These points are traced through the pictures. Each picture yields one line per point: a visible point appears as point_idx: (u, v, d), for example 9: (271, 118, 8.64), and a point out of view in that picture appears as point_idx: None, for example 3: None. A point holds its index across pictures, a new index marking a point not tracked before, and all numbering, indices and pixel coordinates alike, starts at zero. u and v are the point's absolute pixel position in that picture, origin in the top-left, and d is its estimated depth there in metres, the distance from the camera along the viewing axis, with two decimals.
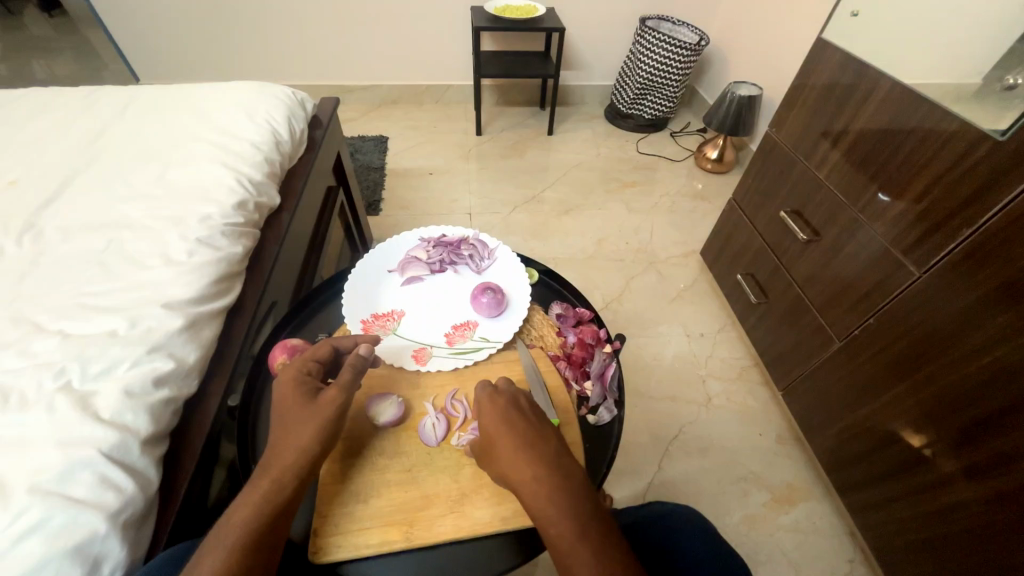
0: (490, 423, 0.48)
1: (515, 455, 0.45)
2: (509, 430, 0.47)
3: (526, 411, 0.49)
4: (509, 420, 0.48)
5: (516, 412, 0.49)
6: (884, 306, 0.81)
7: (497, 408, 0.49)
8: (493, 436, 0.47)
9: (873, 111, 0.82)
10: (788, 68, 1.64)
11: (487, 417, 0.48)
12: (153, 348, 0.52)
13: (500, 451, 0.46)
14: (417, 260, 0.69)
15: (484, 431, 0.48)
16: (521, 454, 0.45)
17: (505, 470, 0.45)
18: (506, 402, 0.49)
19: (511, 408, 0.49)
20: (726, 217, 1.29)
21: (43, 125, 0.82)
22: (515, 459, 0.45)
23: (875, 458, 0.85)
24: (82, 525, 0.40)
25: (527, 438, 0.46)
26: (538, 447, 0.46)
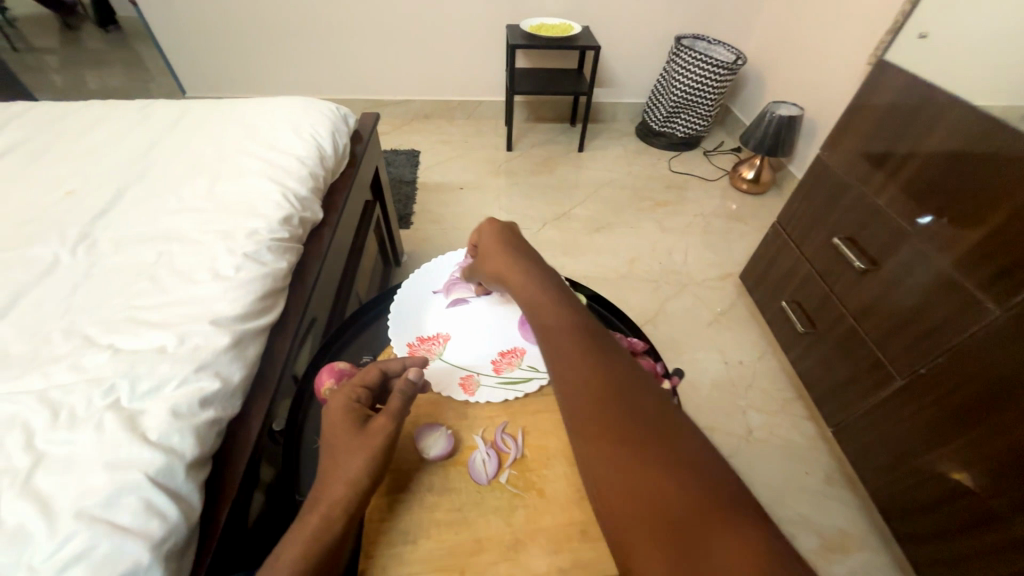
0: (491, 253, 0.61)
1: (505, 257, 0.60)
2: (502, 241, 0.62)
3: (514, 234, 0.64)
4: (500, 238, 0.62)
5: (505, 234, 0.63)
6: (954, 344, 0.75)
7: (495, 230, 0.64)
8: (486, 248, 0.63)
9: (942, 137, 0.78)
10: (832, 88, 1.58)
11: (484, 237, 0.64)
12: (200, 366, 0.51)
13: (490, 257, 0.62)
14: (464, 283, 0.68)
15: (484, 244, 0.63)
16: (508, 261, 0.59)
17: (496, 264, 0.60)
18: (495, 224, 0.64)
19: (505, 230, 0.64)
20: (769, 241, 1.24)
21: (100, 136, 0.85)
22: (502, 259, 0.60)
23: (944, 510, 0.78)
24: (125, 555, 0.38)
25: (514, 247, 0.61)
26: (531, 266, 0.58)
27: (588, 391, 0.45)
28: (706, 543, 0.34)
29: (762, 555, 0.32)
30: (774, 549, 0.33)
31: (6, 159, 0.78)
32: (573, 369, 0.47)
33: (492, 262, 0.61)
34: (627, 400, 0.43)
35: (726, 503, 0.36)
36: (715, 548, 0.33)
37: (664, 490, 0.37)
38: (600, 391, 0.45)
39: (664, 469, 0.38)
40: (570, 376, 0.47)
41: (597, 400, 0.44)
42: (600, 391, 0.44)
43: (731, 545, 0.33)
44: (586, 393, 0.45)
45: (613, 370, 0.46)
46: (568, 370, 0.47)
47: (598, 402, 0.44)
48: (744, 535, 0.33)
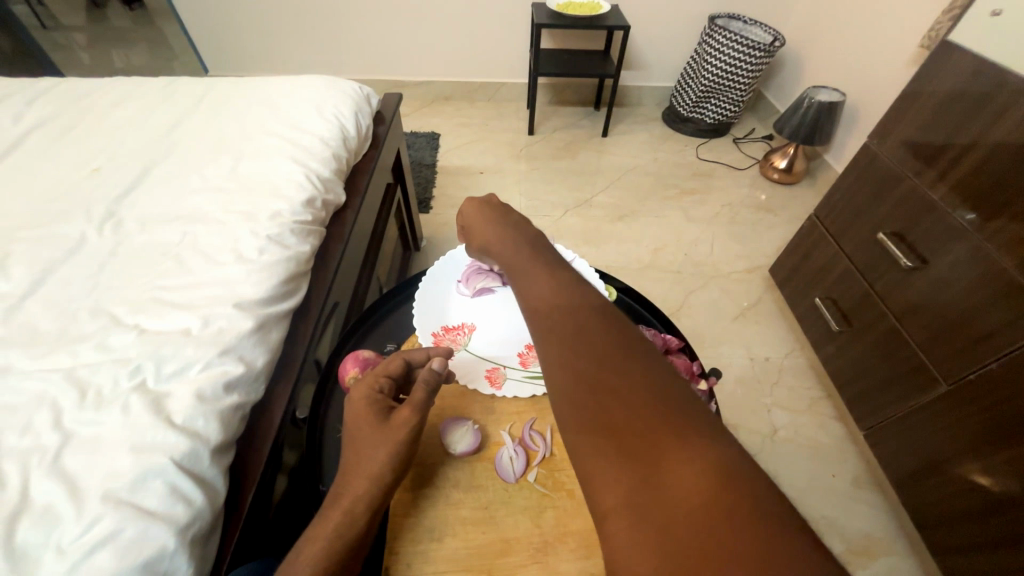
0: (472, 219, 0.61)
1: (485, 224, 0.60)
2: (481, 208, 0.62)
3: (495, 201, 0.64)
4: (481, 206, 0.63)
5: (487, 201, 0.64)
6: (1012, 352, 0.70)
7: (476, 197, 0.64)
8: (469, 216, 0.63)
9: (1013, 127, 0.71)
10: (879, 72, 1.48)
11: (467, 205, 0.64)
12: (224, 350, 0.50)
13: (472, 226, 0.62)
14: (490, 270, 0.65)
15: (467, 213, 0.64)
16: (488, 229, 0.60)
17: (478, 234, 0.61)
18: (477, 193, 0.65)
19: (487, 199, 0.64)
20: (804, 233, 1.18)
21: (125, 113, 0.84)
22: (481, 227, 0.60)
23: (984, 523, 0.75)
24: (151, 539, 0.38)
25: (493, 214, 0.61)
26: (509, 230, 0.58)
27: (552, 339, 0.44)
28: (664, 470, 0.33)
29: (716, 472, 0.32)
30: (729, 467, 0.32)
31: (34, 135, 0.77)
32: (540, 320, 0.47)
33: (474, 229, 0.62)
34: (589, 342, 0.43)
35: (683, 428, 0.35)
36: (671, 472, 0.33)
37: (623, 423, 0.36)
38: (563, 338, 0.44)
39: (626, 404, 0.37)
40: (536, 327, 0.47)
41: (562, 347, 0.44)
42: (562, 338, 0.44)
43: (687, 468, 0.32)
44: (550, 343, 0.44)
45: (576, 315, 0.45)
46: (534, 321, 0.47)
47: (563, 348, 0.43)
48: (701, 456, 0.33)
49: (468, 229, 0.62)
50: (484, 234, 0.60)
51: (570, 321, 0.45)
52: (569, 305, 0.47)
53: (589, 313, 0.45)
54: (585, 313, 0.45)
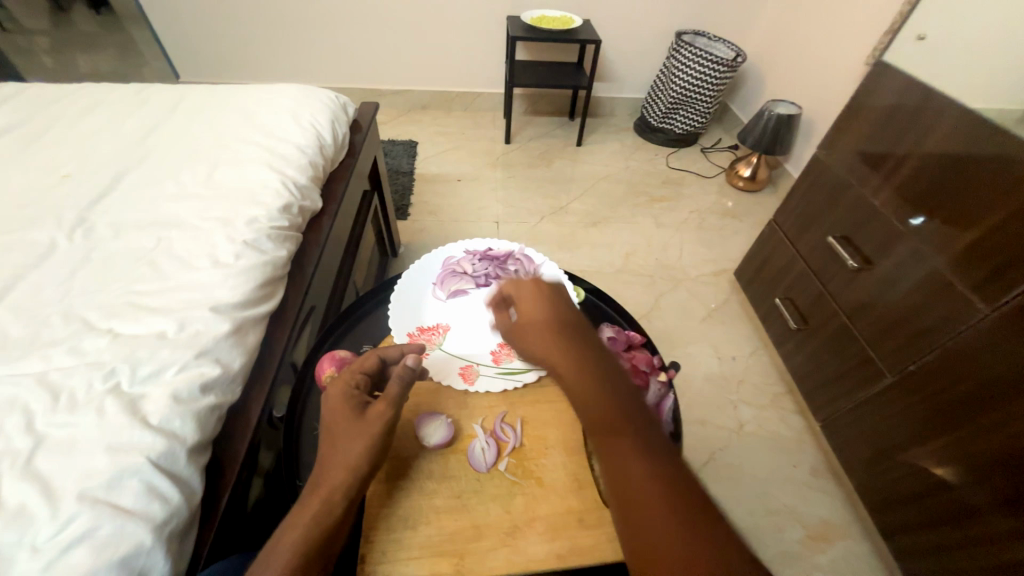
0: (538, 331, 0.50)
1: (552, 343, 0.48)
2: (550, 315, 0.50)
3: (562, 305, 0.51)
4: (547, 312, 0.51)
5: (556, 304, 0.51)
6: (945, 343, 0.77)
7: (539, 293, 0.52)
8: (531, 321, 0.51)
9: (940, 139, 0.79)
10: (832, 87, 1.58)
11: (529, 300, 0.52)
12: (200, 353, 0.51)
13: (534, 334, 0.50)
14: (464, 273, 0.69)
15: (527, 314, 0.51)
16: (558, 348, 0.48)
17: (541, 347, 0.49)
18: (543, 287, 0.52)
19: (554, 299, 0.52)
20: (765, 238, 1.25)
21: (96, 120, 0.83)
22: (550, 344, 0.48)
23: (926, 503, 0.81)
24: (128, 536, 0.39)
25: (565, 327, 0.50)
26: (587, 356, 0.48)
27: (563, 364, 0.47)
28: None
29: None
30: None
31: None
32: (579, 390, 0.46)
33: (536, 340, 0.50)
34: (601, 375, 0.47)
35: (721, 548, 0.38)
36: None
37: None
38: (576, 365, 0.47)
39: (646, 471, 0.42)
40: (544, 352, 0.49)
41: (573, 373, 0.47)
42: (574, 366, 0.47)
43: None
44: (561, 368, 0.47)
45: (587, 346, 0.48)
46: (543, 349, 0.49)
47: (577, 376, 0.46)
48: None
49: (529, 338, 0.50)
50: (551, 352, 0.49)
51: (583, 351, 0.48)
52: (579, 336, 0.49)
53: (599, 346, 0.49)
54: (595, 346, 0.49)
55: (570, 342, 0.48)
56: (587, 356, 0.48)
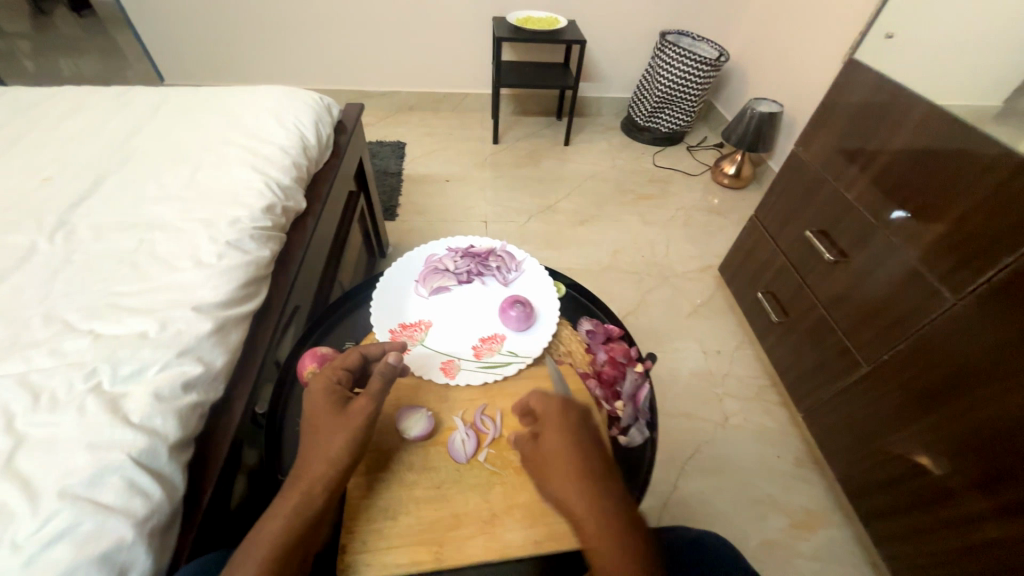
0: (558, 463, 0.45)
1: (573, 481, 0.44)
2: (573, 446, 0.46)
3: (587, 435, 0.48)
4: (571, 443, 0.46)
5: (582, 435, 0.47)
6: (917, 332, 0.79)
7: (564, 419, 0.48)
8: (551, 451, 0.46)
9: (909, 134, 0.81)
10: (812, 85, 1.61)
11: (551, 425, 0.48)
12: (182, 352, 0.52)
13: (552, 466, 0.46)
14: (446, 270, 0.70)
15: (548, 443, 0.47)
16: (579, 486, 0.44)
17: (559, 481, 0.45)
18: (569, 410, 0.49)
19: (580, 427, 0.48)
20: (747, 234, 1.27)
21: (77, 123, 0.83)
22: (571, 481, 0.44)
23: (901, 489, 0.83)
24: (110, 531, 0.39)
25: (589, 462, 0.45)
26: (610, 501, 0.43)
27: (583, 510, 0.43)
28: None
29: None
30: None
31: None
32: (597, 537, 0.41)
33: (554, 471, 0.46)
34: (607, 469, 0.46)
35: None
36: None
37: None
38: (582, 454, 0.45)
39: None
40: (551, 438, 0.47)
41: (580, 462, 0.45)
42: (583, 455, 0.46)
43: None
44: (567, 456, 0.46)
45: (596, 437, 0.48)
46: (551, 435, 0.47)
47: (582, 466, 0.45)
48: None
49: (546, 469, 0.46)
50: (569, 491, 0.44)
51: (593, 441, 0.47)
52: (591, 427, 0.49)
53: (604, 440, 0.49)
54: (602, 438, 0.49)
55: (581, 430, 0.48)
56: (595, 446, 0.47)
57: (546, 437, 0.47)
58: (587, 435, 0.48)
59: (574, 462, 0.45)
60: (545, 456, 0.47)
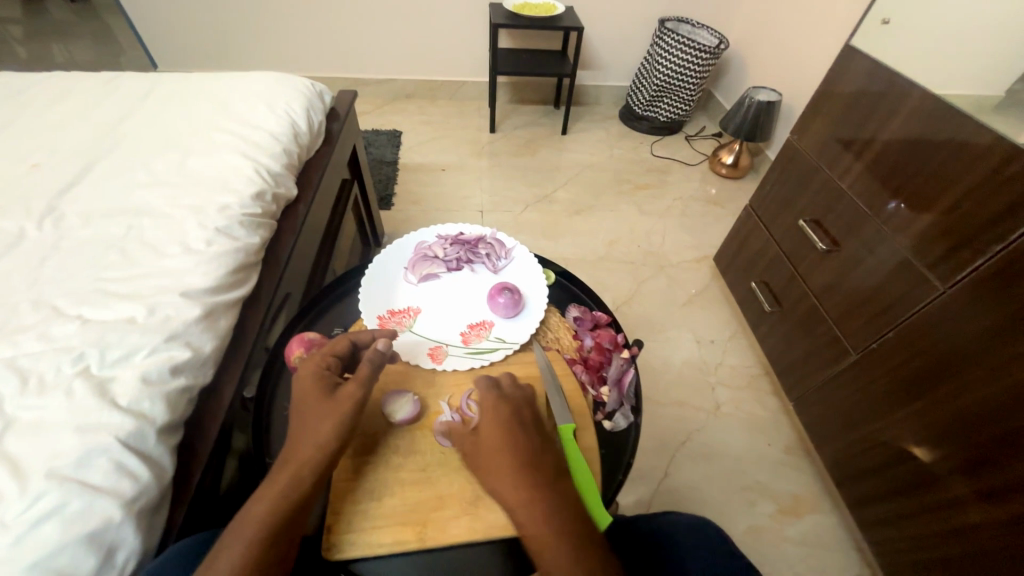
0: (493, 457, 0.48)
1: (507, 472, 0.47)
2: (507, 439, 0.49)
3: (520, 426, 0.50)
4: (504, 435, 0.49)
5: (515, 427, 0.50)
6: (905, 320, 0.79)
7: (498, 413, 0.51)
8: (487, 446, 0.49)
9: (902, 122, 0.80)
10: (811, 73, 1.60)
11: (486, 421, 0.51)
12: (170, 337, 0.52)
13: (489, 459, 0.48)
14: (436, 258, 0.72)
15: (484, 438, 0.50)
16: (512, 476, 0.46)
17: (495, 474, 0.47)
18: (501, 405, 0.52)
19: (515, 420, 0.51)
20: (741, 223, 1.27)
21: (65, 108, 0.82)
22: (504, 472, 0.47)
23: (886, 476, 0.84)
24: (98, 511, 0.40)
25: (522, 452, 0.48)
26: (543, 487, 0.46)
27: (516, 497, 0.46)
28: None
29: None
30: None
31: None
32: (531, 520, 0.44)
33: (490, 464, 0.48)
34: (543, 462, 0.48)
35: None
36: None
37: None
38: (514, 446, 0.48)
39: None
40: (488, 437, 0.50)
41: (514, 458, 0.48)
42: (518, 451, 0.48)
43: None
44: (502, 453, 0.48)
45: (532, 431, 0.50)
46: (488, 433, 0.50)
47: (517, 461, 0.47)
48: None
49: (482, 463, 0.49)
50: (504, 481, 0.47)
51: (529, 435, 0.50)
52: (529, 422, 0.51)
53: (545, 434, 0.52)
54: (541, 434, 0.51)
55: (516, 427, 0.50)
56: (531, 441, 0.50)
57: (484, 436, 0.50)
58: (523, 429, 0.50)
59: (508, 459, 0.48)
60: (484, 455, 0.49)
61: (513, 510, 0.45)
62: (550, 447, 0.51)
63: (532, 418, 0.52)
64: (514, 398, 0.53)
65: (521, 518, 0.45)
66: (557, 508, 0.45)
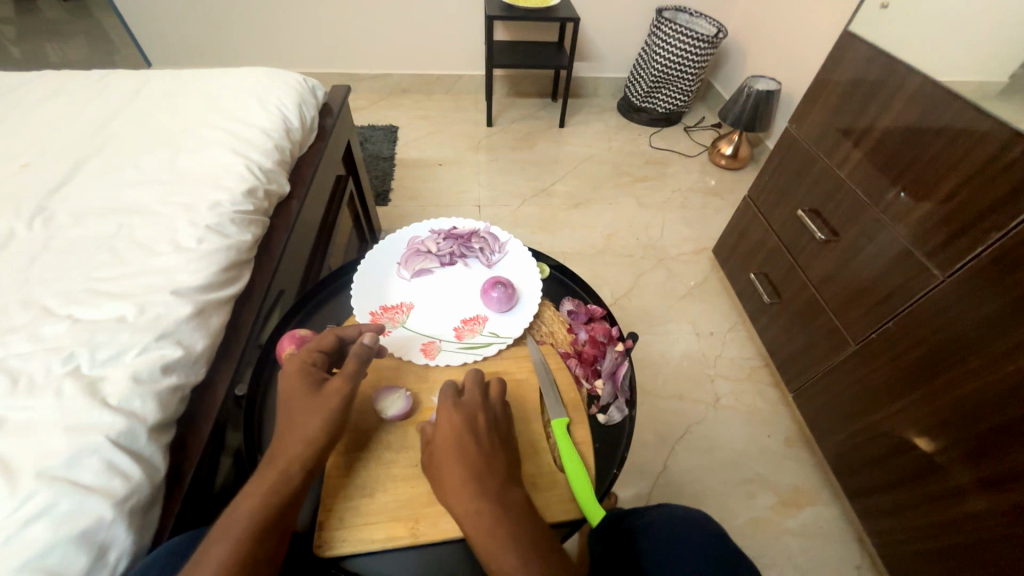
0: (445, 467, 0.47)
1: (458, 483, 0.46)
2: (459, 449, 0.48)
3: (476, 435, 0.49)
4: (457, 445, 0.48)
5: (468, 435, 0.49)
6: (905, 309, 0.79)
7: (453, 422, 0.50)
8: (443, 456, 0.48)
9: (900, 109, 0.79)
10: (811, 61, 1.57)
11: (441, 431, 0.50)
12: (161, 335, 0.52)
13: (443, 470, 0.48)
14: (428, 253, 0.71)
15: (438, 448, 0.49)
16: (463, 488, 0.46)
17: (448, 484, 0.47)
18: (456, 412, 0.51)
19: (468, 427, 0.50)
20: (740, 214, 1.26)
21: (56, 107, 0.82)
22: (457, 483, 0.46)
23: (887, 466, 0.84)
24: (89, 510, 0.40)
25: (475, 462, 0.47)
26: (493, 497, 0.45)
27: (464, 508, 0.45)
28: None
29: None
30: None
31: None
32: (480, 531, 0.43)
33: (443, 475, 0.48)
34: (495, 470, 0.47)
35: None
36: None
37: None
38: (467, 455, 0.48)
39: None
40: (441, 445, 0.49)
41: (465, 466, 0.47)
42: (469, 459, 0.47)
43: None
44: (455, 460, 0.47)
45: (486, 438, 0.50)
46: (441, 441, 0.49)
47: (468, 469, 0.47)
48: None
49: (435, 473, 0.48)
50: (455, 493, 0.46)
51: (482, 443, 0.49)
52: (483, 427, 0.51)
53: (501, 440, 0.51)
54: (496, 439, 0.51)
55: (469, 434, 0.49)
56: (485, 446, 0.49)
57: (438, 444, 0.49)
58: (476, 436, 0.49)
59: (459, 467, 0.47)
60: (437, 463, 0.49)
61: (463, 519, 0.45)
62: (506, 453, 0.50)
63: (488, 423, 0.51)
64: (470, 403, 0.52)
65: (469, 527, 0.44)
66: (507, 518, 0.44)
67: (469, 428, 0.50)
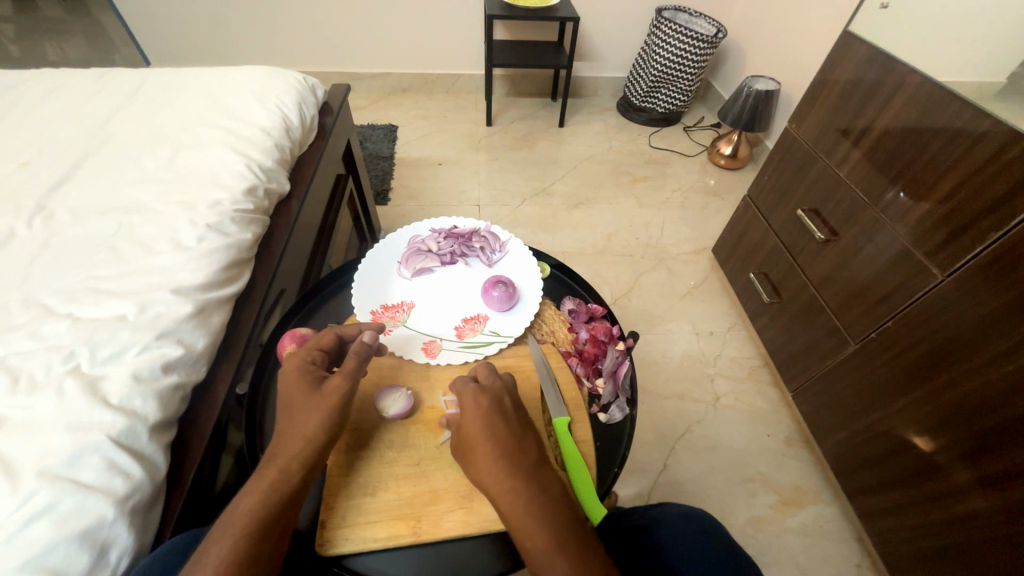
0: (476, 447, 0.48)
1: (490, 462, 0.47)
2: (489, 430, 0.48)
3: (504, 415, 0.50)
4: (487, 424, 0.49)
5: (496, 417, 0.50)
6: (905, 308, 0.79)
7: (480, 404, 0.50)
8: (472, 437, 0.49)
9: (899, 109, 0.79)
10: (810, 61, 1.58)
11: (468, 413, 0.50)
12: (161, 334, 0.52)
13: (473, 450, 0.48)
14: (429, 252, 0.71)
15: (466, 430, 0.50)
16: (495, 466, 0.46)
17: (479, 465, 0.47)
18: (483, 394, 0.51)
19: (495, 409, 0.51)
20: (740, 215, 1.26)
21: (55, 105, 0.82)
22: (489, 463, 0.47)
23: (887, 465, 0.84)
24: (91, 510, 0.40)
25: (505, 441, 0.48)
26: (524, 475, 0.46)
27: (498, 486, 0.46)
28: None
29: None
30: None
31: None
32: (514, 509, 0.44)
33: (474, 456, 0.48)
34: (525, 449, 0.48)
35: None
36: None
37: None
38: (496, 435, 0.48)
39: None
40: (469, 426, 0.49)
41: (496, 446, 0.47)
42: (499, 440, 0.48)
43: None
44: (485, 440, 0.48)
45: (513, 420, 0.50)
46: (469, 423, 0.49)
47: (499, 450, 0.47)
48: None
49: (466, 454, 0.49)
50: (488, 473, 0.46)
51: (509, 425, 0.50)
52: (510, 410, 0.51)
53: (527, 422, 0.52)
54: (523, 422, 0.51)
55: (497, 416, 0.50)
56: (513, 427, 0.50)
57: (466, 426, 0.49)
58: (504, 418, 0.50)
59: (489, 447, 0.47)
60: (467, 444, 0.49)
61: (498, 499, 0.45)
62: (533, 434, 0.51)
63: (513, 405, 0.52)
64: (493, 387, 0.53)
65: (504, 506, 0.45)
66: (539, 496, 0.45)
67: (496, 408, 0.51)
